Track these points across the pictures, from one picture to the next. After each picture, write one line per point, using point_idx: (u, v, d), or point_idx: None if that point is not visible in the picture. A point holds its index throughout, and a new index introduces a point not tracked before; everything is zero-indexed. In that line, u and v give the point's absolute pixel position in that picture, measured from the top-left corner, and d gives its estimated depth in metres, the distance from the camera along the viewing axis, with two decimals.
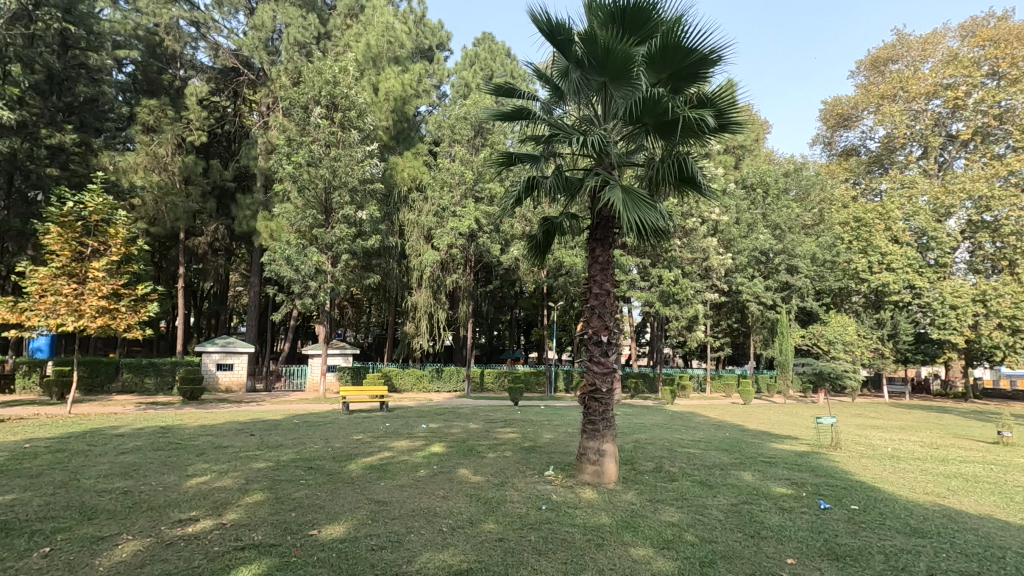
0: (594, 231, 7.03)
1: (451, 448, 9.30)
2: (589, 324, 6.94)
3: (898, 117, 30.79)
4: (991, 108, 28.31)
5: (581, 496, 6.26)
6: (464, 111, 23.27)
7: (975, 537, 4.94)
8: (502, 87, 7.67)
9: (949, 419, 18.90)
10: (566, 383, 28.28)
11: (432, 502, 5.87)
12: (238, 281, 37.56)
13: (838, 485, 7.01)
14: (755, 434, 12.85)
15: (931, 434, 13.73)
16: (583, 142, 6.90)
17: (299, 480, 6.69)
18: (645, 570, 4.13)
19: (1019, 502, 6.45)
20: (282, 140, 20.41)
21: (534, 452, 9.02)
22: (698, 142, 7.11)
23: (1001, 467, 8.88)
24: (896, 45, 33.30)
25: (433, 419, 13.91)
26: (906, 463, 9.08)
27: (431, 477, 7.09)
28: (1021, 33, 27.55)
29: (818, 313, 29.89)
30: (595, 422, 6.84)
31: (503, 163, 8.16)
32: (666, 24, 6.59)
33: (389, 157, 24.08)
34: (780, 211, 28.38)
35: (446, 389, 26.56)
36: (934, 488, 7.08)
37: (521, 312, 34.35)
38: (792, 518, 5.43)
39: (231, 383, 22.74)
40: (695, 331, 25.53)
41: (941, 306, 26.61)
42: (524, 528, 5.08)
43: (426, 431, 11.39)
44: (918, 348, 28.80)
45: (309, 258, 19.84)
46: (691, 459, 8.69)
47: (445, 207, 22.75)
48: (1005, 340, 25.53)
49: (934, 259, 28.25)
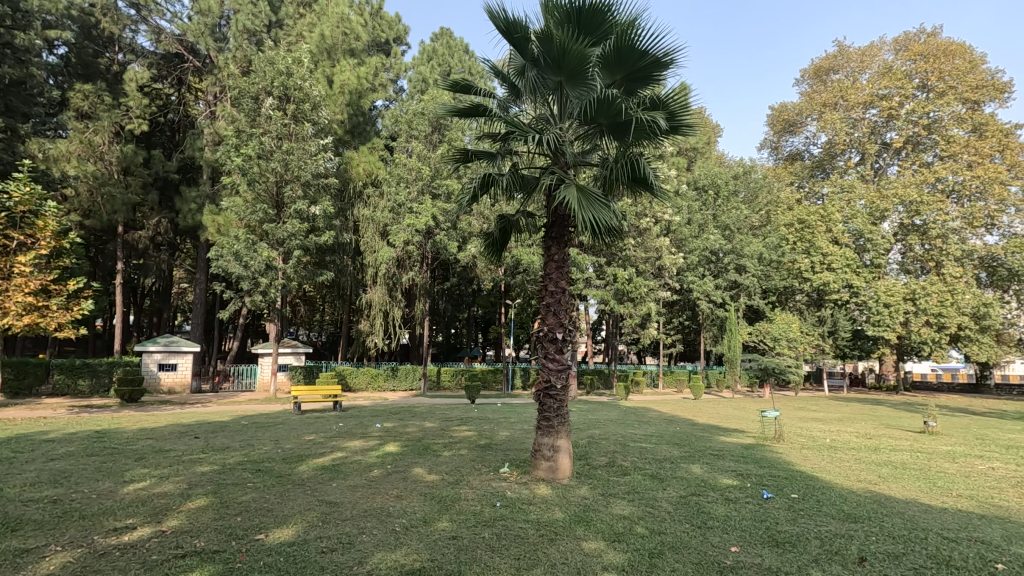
0: (549, 229, 7.08)
1: (406, 447, 9.19)
2: (544, 321, 6.99)
3: (838, 125, 32.43)
4: (920, 119, 30.13)
5: (535, 492, 6.31)
6: (421, 107, 23.06)
7: (902, 520, 5.27)
8: (459, 83, 7.59)
9: (881, 410, 20.11)
10: (522, 380, 28.47)
11: (384, 501, 5.79)
12: (183, 278, 35.96)
13: (780, 476, 7.34)
14: (705, 427, 13.28)
15: (864, 426, 14.54)
16: (538, 140, 6.93)
17: (246, 484, 6.46)
18: (597, 563, 4.19)
19: (941, 487, 6.93)
20: (231, 131, 19.67)
21: (490, 450, 9.04)
22: (650, 143, 7.23)
23: (926, 455, 9.52)
24: (837, 55, 35.00)
25: (388, 418, 13.68)
26: (843, 453, 9.58)
27: (385, 476, 6.98)
28: (948, 48, 29.68)
29: (764, 311, 31.18)
30: (549, 418, 6.90)
31: (459, 159, 8.10)
32: (621, 26, 6.71)
33: (344, 152, 23.54)
34: (730, 212, 29.42)
35: (402, 388, 26.22)
36: (866, 476, 7.52)
37: (479, 310, 34.30)
38: (737, 509, 5.64)
39: (174, 383, 21.75)
40: (648, 329, 26.16)
41: (875, 304, 28.14)
42: (478, 525, 5.07)
43: (381, 431, 11.20)
44: (855, 344, 30.52)
45: (258, 254, 19.23)
46: (643, 454, 8.90)
47: (401, 203, 22.44)
48: (931, 336, 27.28)
49: (870, 260, 29.83)
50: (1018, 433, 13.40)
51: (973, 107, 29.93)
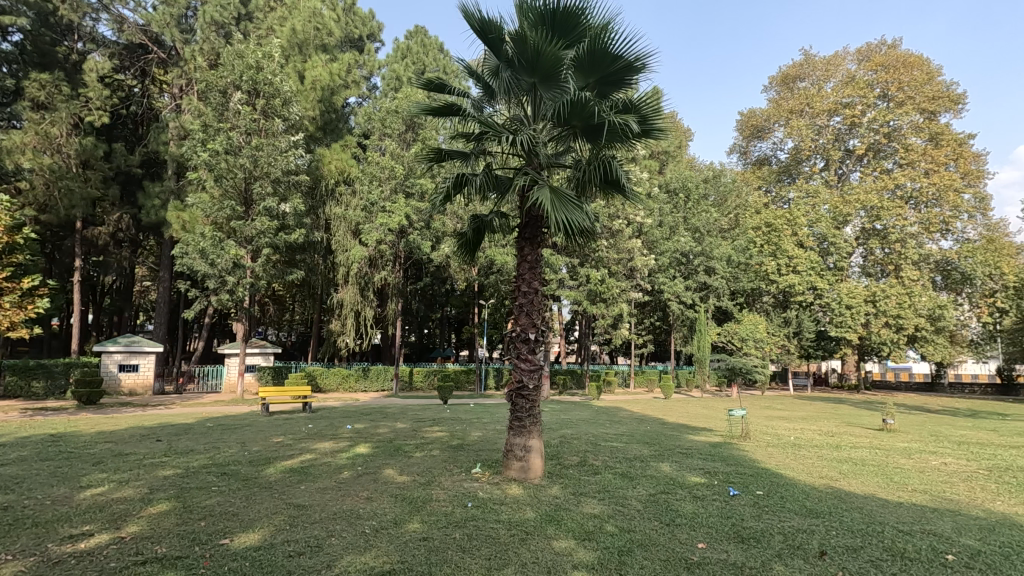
0: (523, 230, 7.10)
1: (377, 448, 9.10)
2: (517, 322, 6.98)
3: (804, 131, 33.35)
4: (881, 127, 31.21)
5: (507, 492, 6.31)
6: (394, 105, 22.87)
7: (860, 515, 5.46)
8: (433, 82, 7.55)
9: (842, 409, 20.80)
10: (495, 381, 28.50)
11: (354, 503, 5.72)
12: (146, 276, 34.82)
13: (746, 473, 7.53)
14: (674, 427, 13.49)
15: (826, 424, 14.97)
16: (512, 141, 6.94)
17: (211, 487, 6.29)
18: (567, 562, 4.23)
19: (897, 482, 7.19)
20: (197, 126, 19.12)
21: (462, 450, 9.01)
22: (623, 146, 7.31)
23: (885, 451, 9.87)
24: (803, 63, 36.00)
25: (359, 420, 13.49)
26: (805, 450, 9.88)
27: (355, 478, 6.89)
28: (906, 60, 30.85)
29: (732, 312, 31.87)
30: (522, 418, 6.93)
31: (432, 159, 8.05)
32: (594, 29, 6.77)
33: (316, 149, 23.12)
34: (700, 216, 29.97)
35: (373, 388, 25.94)
36: (827, 472, 7.77)
37: (452, 310, 34.16)
38: (705, 506, 5.75)
39: (135, 385, 21.04)
40: (620, 329, 26.47)
41: (838, 305, 29.04)
42: (449, 526, 5.05)
43: (352, 432, 11.05)
44: (819, 345, 31.44)
45: (225, 252, 18.77)
46: (614, 453, 9.01)
47: (374, 202, 22.23)
48: (890, 337, 28.30)
49: (833, 263, 30.78)
50: (968, 430, 14.05)
51: (930, 116, 31.19)
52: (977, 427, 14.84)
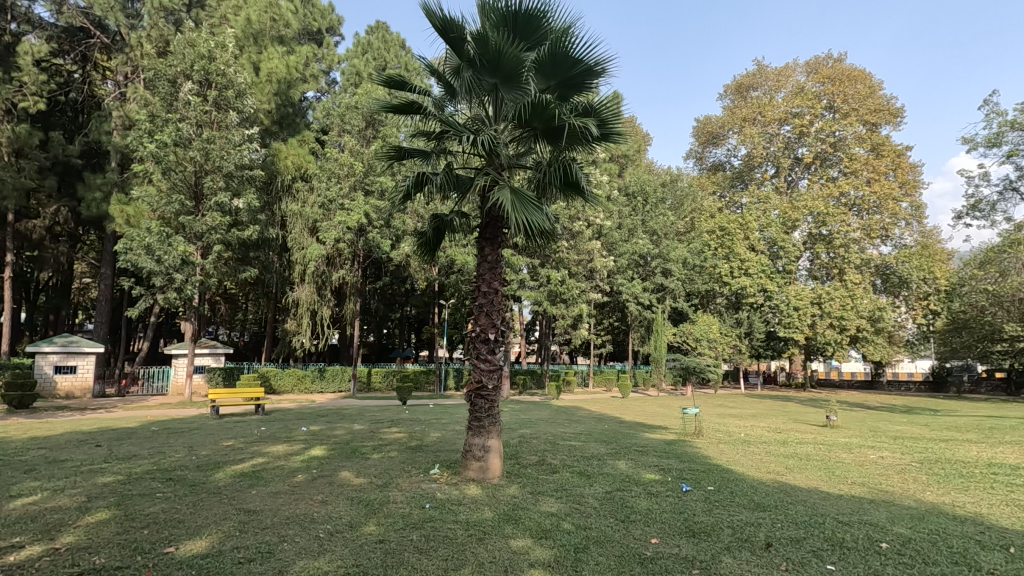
0: (483, 230, 7.10)
1: (333, 451, 8.91)
2: (477, 322, 6.98)
3: (756, 139, 34.59)
4: (828, 137, 32.67)
5: (466, 492, 6.29)
6: (354, 100, 22.47)
7: (804, 508, 5.71)
8: (394, 79, 7.46)
9: (790, 406, 21.69)
10: (455, 381, 28.39)
11: (308, 507, 5.59)
12: (85, 272, 32.97)
13: (698, 469, 7.77)
14: (630, 425, 13.78)
15: (774, 421, 15.58)
16: (473, 141, 6.92)
17: (155, 494, 6.03)
18: (524, 560, 4.26)
19: (838, 475, 7.58)
20: (144, 116, 18.21)
21: (420, 451, 8.93)
22: (583, 149, 7.40)
23: (827, 446, 10.38)
24: (756, 74, 37.33)
25: (315, 421, 13.18)
26: (754, 446, 10.27)
27: (310, 481, 6.73)
28: (851, 74, 32.43)
29: (688, 313, 32.75)
30: (480, 419, 6.93)
31: (392, 156, 7.96)
32: (555, 32, 6.83)
33: (271, 144, 22.44)
34: (657, 219, 30.66)
35: (330, 389, 25.42)
36: (774, 467, 8.12)
37: (412, 310, 33.82)
38: (658, 502, 5.90)
39: (72, 387, 19.90)
40: (580, 330, 26.80)
41: (787, 307, 30.32)
42: (406, 527, 5.01)
43: (307, 434, 10.78)
44: (768, 344, 32.65)
45: (173, 248, 17.99)
46: (572, 452, 9.13)
47: (332, 199, 21.80)
48: (834, 337, 29.69)
49: (782, 266, 32.07)
50: (903, 425, 14.87)
51: (872, 128, 32.90)
52: (911, 423, 15.73)
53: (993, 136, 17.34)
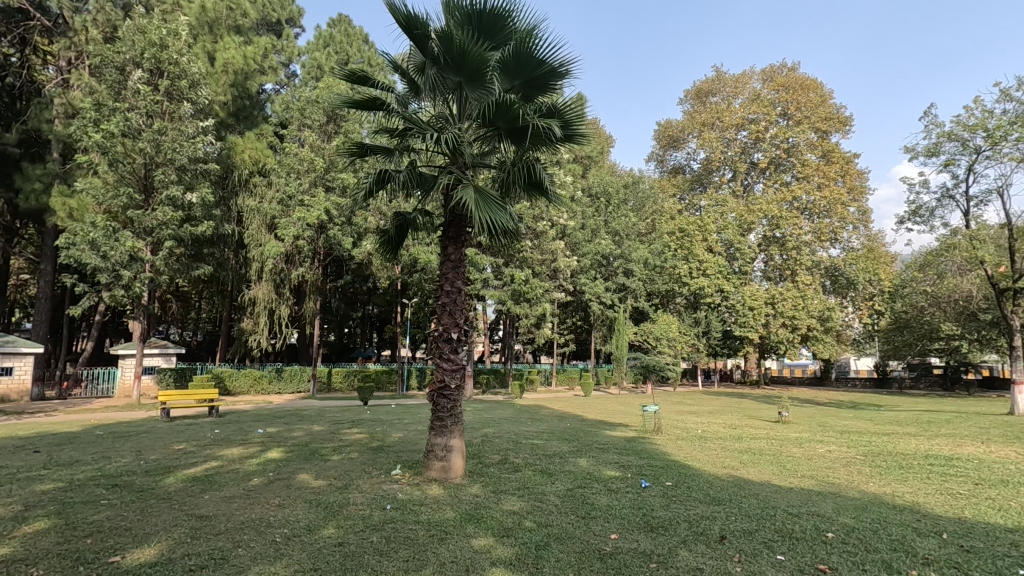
0: (447, 229, 7.07)
1: (291, 452, 8.71)
2: (439, 321, 6.95)
3: (715, 143, 35.55)
4: (782, 143, 33.88)
5: (428, 492, 6.26)
6: (315, 95, 21.98)
7: (756, 501, 5.92)
8: (357, 73, 7.34)
9: (745, 403, 22.39)
10: (418, 381, 28.14)
11: (265, 511, 5.45)
12: (23, 268, 31.13)
13: (657, 465, 7.96)
14: (592, 423, 14.00)
15: (730, 417, 16.10)
16: (437, 139, 6.89)
17: (100, 501, 5.76)
18: (486, 559, 4.26)
19: (789, 469, 7.89)
20: (89, 104, 17.22)
21: (382, 452, 8.83)
22: (546, 149, 7.45)
23: (779, 441, 10.79)
24: (714, 80, 38.37)
25: (272, 423, 12.84)
26: (711, 442, 10.59)
27: (266, 484, 6.55)
28: (804, 83, 33.76)
29: (649, 312, 33.44)
30: (443, 418, 6.90)
31: (355, 153, 7.83)
32: (519, 33, 6.86)
33: (227, 137, 21.70)
34: (619, 220, 31.16)
35: (289, 390, 24.82)
36: (729, 462, 8.38)
37: (374, 309, 33.37)
38: (618, 498, 6.02)
39: (8, 390, 18.68)
40: (543, 329, 26.98)
41: (742, 307, 31.38)
42: (366, 529, 4.95)
43: (263, 436, 10.49)
44: (725, 343, 33.70)
45: (121, 244, 17.18)
46: (534, 450, 9.19)
47: (292, 195, 21.27)
48: (787, 336, 30.84)
49: (738, 267, 33.15)
50: (849, 420, 15.59)
51: (822, 136, 34.33)
52: (857, 418, 16.51)
53: (932, 146, 18.34)
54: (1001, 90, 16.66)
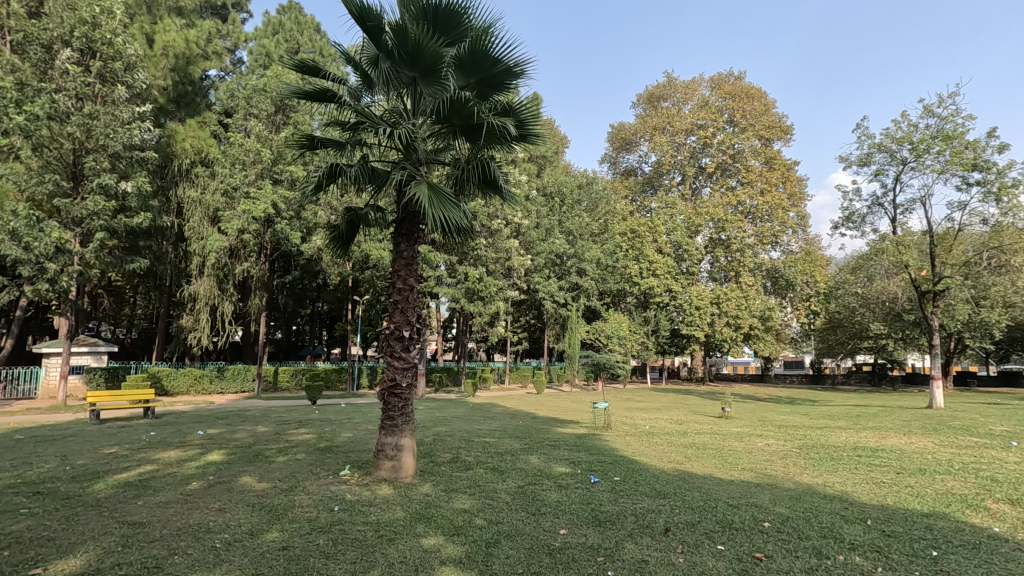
0: (399, 225, 6.98)
1: (233, 455, 8.38)
2: (391, 319, 6.85)
3: (666, 147, 36.46)
4: (728, 149, 35.14)
5: (377, 493, 6.17)
6: (262, 83, 21.17)
7: (698, 493, 6.15)
8: (307, 63, 7.13)
9: (691, 399, 23.10)
10: (368, 380, 27.64)
11: (203, 517, 5.22)
12: None
13: (606, 460, 8.13)
14: (544, 420, 14.13)
15: (677, 413, 16.60)
16: (390, 133, 6.79)
17: (19, 510, 5.36)
18: (435, 559, 4.24)
19: (730, 462, 8.22)
20: (10, 83, 15.94)
21: (330, 452, 8.63)
22: (501, 148, 7.46)
23: (722, 436, 11.21)
24: (666, 85, 39.38)
25: (213, 424, 12.30)
26: (658, 437, 10.87)
27: (205, 488, 6.28)
28: (749, 92, 35.19)
29: (601, 311, 34.07)
30: (394, 418, 6.81)
31: (305, 145, 7.61)
32: (475, 30, 6.84)
33: (167, 123, 20.60)
34: (573, 220, 31.53)
35: (231, 390, 23.85)
36: (674, 457, 8.67)
37: (324, 306, 32.53)
38: (567, 494, 6.11)
39: None
40: (496, 327, 26.99)
41: (689, 306, 32.45)
42: (312, 532, 4.83)
43: (203, 438, 10.04)
44: (673, 342, 34.74)
45: (46, 234, 16.00)
46: (486, 448, 9.19)
47: (236, 187, 20.45)
48: (731, 335, 32.05)
49: (686, 268, 34.24)
50: (787, 415, 16.37)
51: (766, 143, 35.88)
52: (794, 413, 17.37)
53: (864, 156, 19.47)
54: (925, 106, 17.91)
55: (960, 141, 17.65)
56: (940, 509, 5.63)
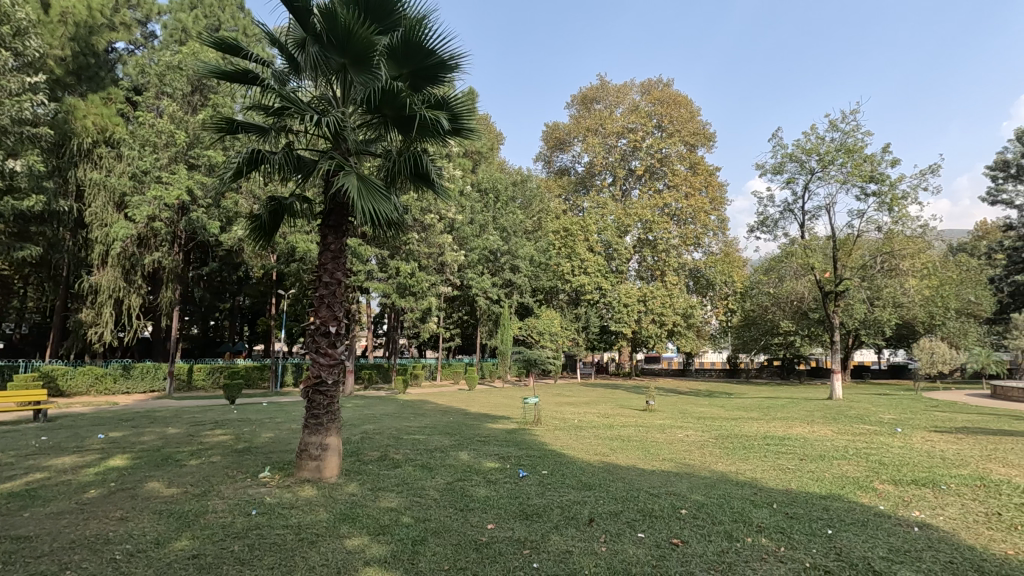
0: (326, 217, 6.72)
1: (139, 459, 7.78)
2: (317, 314, 6.60)
3: (598, 148, 37.37)
4: (656, 153, 36.49)
5: (299, 494, 5.93)
6: (177, 60, 19.68)
7: (622, 484, 6.38)
8: (228, 41, 6.72)
9: (617, 393, 23.93)
10: (294, 377, 26.63)
11: (103, 527, 4.81)
12: None
13: (535, 455, 8.24)
14: (475, 416, 14.16)
15: (604, 407, 17.13)
16: (318, 121, 6.53)
17: None
18: (359, 559, 4.14)
19: (651, 453, 8.58)
20: None
21: (249, 454, 8.21)
22: (434, 142, 7.35)
23: (645, 428, 11.69)
24: (599, 87, 40.32)
25: (117, 426, 11.38)
26: (586, 431, 11.17)
27: (104, 496, 5.77)
28: (676, 99, 36.80)
29: (533, 308, 34.58)
30: (319, 415, 6.58)
31: (224, 129, 7.17)
32: (409, 20, 6.70)
33: (65, 98, 18.74)
34: (507, 216, 31.67)
35: (139, 389, 22.13)
36: (601, 449, 8.94)
37: (246, 300, 30.93)
38: (496, 489, 6.14)
39: None
40: (428, 323, 26.69)
41: (618, 304, 33.55)
42: (227, 538, 4.58)
43: (104, 442, 9.26)
44: (602, 338, 35.82)
45: None
46: (416, 445, 9.09)
47: (146, 170, 18.98)
48: (656, 331, 33.44)
49: (616, 267, 35.38)
50: (705, 407, 17.33)
51: (690, 149, 37.70)
52: (711, 405, 18.41)
53: (778, 164, 20.87)
54: (831, 121, 19.45)
55: (860, 154, 19.31)
56: (836, 491, 6.14)
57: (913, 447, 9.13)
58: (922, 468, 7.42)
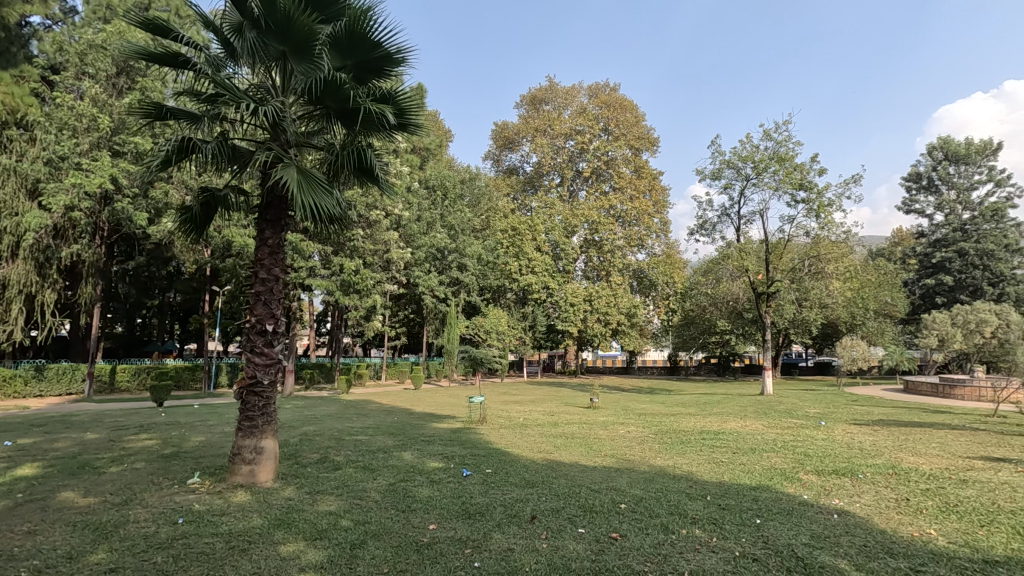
0: (264, 210, 6.44)
1: (52, 467, 7.20)
2: (252, 312, 6.31)
3: (546, 149, 37.70)
4: (602, 156, 37.17)
5: (232, 500, 5.67)
6: (100, 38, 18.37)
7: (565, 481, 6.47)
8: (156, 22, 6.34)
9: (562, 392, 24.26)
10: (229, 377, 25.45)
11: (6, 542, 4.42)
12: None
13: (479, 454, 8.22)
14: (419, 416, 13.96)
15: (550, 405, 17.31)
16: (256, 110, 6.25)
17: None
18: (294, 565, 4.00)
19: (594, 450, 8.74)
20: None
21: (177, 459, 7.77)
22: (379, 136, 7.18)
23: (588, 425, 11.89)
24: (548, 88, 40.63)
25: (28, 432, 10.50)
26: (531, 429, 11.25)
27: (8, 509, 5.30)
28: (622, 104, 37.66)
29: (480, 307, 34.54)
30: (253, 417, 6.31)
31: (151, 114, 6.75)
32: (353, 10, 6.52)
33: None
34: (455, 214, 31.43)
35: (55, 392, 20.51)
36: (545, 446, 9.03)
37: (176, 297, 29.25)
38: (439, 489, 6.08)
39: None
40: (373, 321, 26.13)
41: (564, 303, 33.99)
42: (149, 549, 4.31)
43: (11, 450, 8.51)
44: (549, 336, 36.22)
45: None
46: (357, 447, 8.88)
47: (64, 156, 17.63)
48: (600, 330, 34.12)
49: (562, 266, 35.86)
50: (646, 404, 17.83)
51: (635, 153, 38.70)
52: (651, 401, 18.99)
53: (716, 170, 21.72)
54: (764, 131, 20.44)
55: (791, 163, 20.40)
56: (765, 482, 6.48)
57: (834, 439, 9.75)
58: (843, 458, 7.92)
